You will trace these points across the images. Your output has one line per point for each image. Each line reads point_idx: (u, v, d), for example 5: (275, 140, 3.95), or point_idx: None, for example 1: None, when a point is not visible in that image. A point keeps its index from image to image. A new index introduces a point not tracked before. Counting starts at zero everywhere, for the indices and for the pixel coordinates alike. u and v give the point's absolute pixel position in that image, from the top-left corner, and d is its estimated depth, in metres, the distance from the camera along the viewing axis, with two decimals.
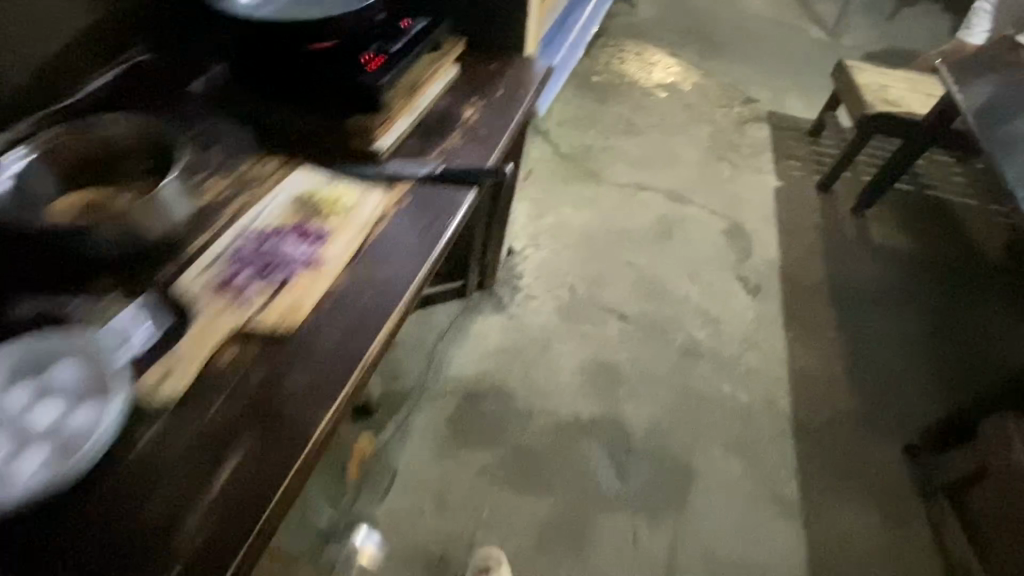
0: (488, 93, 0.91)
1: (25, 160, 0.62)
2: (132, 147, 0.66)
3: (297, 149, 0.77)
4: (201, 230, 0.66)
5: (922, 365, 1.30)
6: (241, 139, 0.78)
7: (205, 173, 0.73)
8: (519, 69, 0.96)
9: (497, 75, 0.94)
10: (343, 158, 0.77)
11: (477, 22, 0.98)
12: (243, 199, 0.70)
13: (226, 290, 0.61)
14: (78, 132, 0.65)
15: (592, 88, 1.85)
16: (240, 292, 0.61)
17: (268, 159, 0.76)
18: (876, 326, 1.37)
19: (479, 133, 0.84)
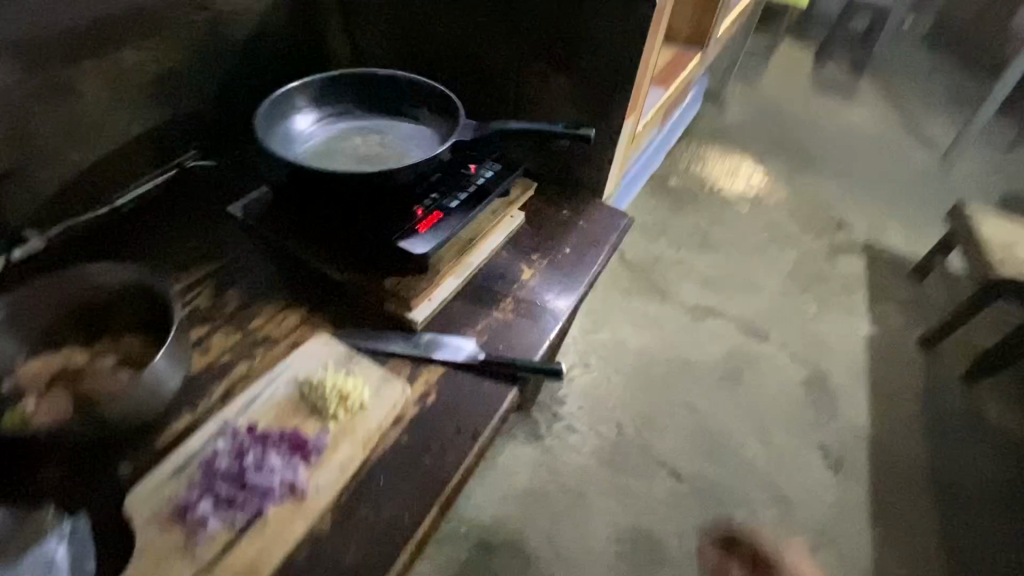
0: (554, 248, 0.79)
1: None
2: (123, 301, 0.56)
3: (320, 304, 0.66)
4: (184, 407, 0.55)
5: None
6: (265, 276, 0.69)
7: (212, 320, 0.63)
8: (591, 219, 0.84)
9: (568, 225, 0.82)
10: (369, 322, 0.65)
11: (552, 160, 0.88)
12: (244, 367, 0.60)
13: (177, 525, 0.47)
14: (62, 283, 0.55)
15: (668, 188, 1.60)
16: (195, 527, 0.47)
17: (286, 315, 0.65)
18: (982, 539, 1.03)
19: (536, 304, 0.71)
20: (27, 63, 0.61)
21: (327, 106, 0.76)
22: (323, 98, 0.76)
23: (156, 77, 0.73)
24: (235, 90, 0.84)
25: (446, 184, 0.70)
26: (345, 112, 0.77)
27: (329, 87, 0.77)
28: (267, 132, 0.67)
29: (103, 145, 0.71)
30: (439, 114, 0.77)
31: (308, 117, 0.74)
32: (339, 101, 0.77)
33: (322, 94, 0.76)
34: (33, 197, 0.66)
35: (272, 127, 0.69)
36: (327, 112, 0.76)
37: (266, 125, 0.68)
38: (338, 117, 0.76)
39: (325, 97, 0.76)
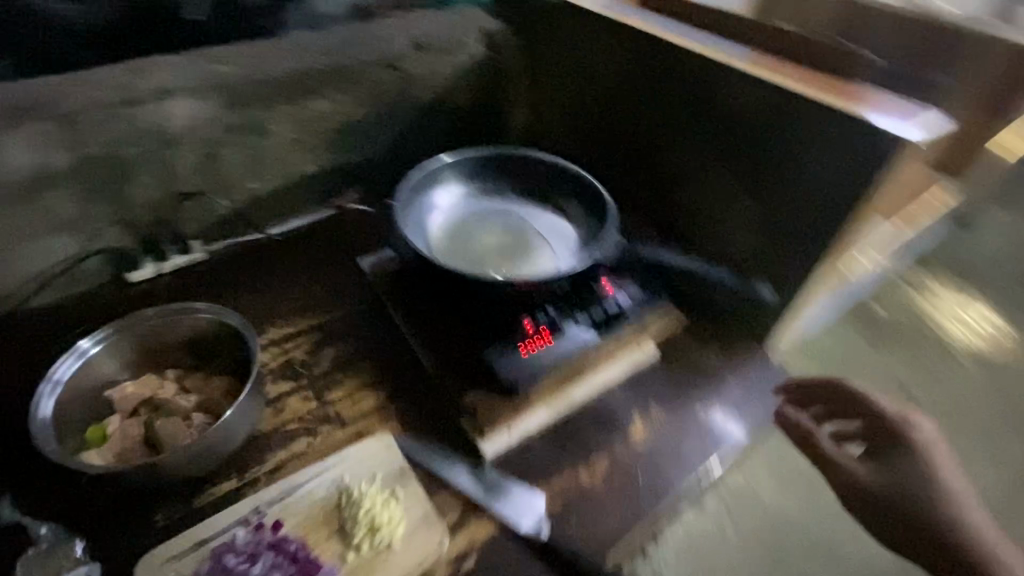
0: (684, 401, 0.64)
1: (93, 350, 0.53)
2: (224, 343, 0.57)
3: (401, 394, 0.61)
4: (235, 469, 0.54)
5: None
6: (365, 342, 0.66)
7: (299, 375, 0.62)
8: (742, 375, 0.68)
9: (708, 375, 0.67)
10: (441, 433, 0.58)
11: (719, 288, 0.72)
12: (304, 442, 0.57)
13: None
14: (174, 317, 0.56)
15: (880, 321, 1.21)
16: None
17: (364, 395, 0.61)
18: None
19: (639, 472, 0.58)
20: (233, 103, 0.67)
21: (474, 182, 0.71)
22: (472, 174, 0.71)
23: (339, 126, 0.77)
24: (406, 146, 0.86)
25: (572, 301, 0.61)
26: (491, 193, 0.72)
27: (482, 162, 0.71)
28: (407, 212, 0.64)
29: (276, 176, 0.76)
30: (589, 216, 0.68)
31: (452, 193, 0.70)
32: (488, 180, 0.72)
33: (473, 169, 0.71)
34: (205, 213, 0.73)
35: (414, 206, 0.65)
36: (473, 189, 0.71)
37: (408, 204, 0.64)
38: (483, 196, 0.71)
39: (475, 173, 0.71)
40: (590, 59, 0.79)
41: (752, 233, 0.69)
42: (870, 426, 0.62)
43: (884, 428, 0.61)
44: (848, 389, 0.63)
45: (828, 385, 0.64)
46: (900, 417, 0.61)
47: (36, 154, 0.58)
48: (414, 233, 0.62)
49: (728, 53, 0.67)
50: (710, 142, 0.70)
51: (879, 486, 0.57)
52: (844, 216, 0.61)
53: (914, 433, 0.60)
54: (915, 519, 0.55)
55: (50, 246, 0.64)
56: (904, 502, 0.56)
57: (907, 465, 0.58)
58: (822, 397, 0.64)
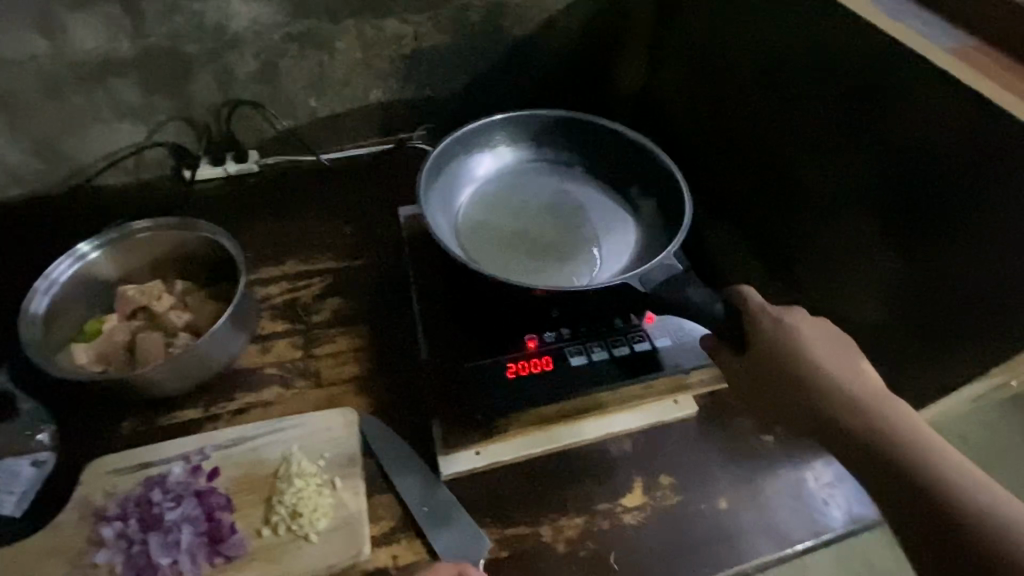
0: (709, 485, 0.51)
1: (81, 259, 0.54)
2: (232, 269, 0.57)
3: (386, 371, 0.55)
4: (203, 400, 0.53)
5: None
6: (373, 302, 0.60)
7: (297, 319, 0.58)
8: (806, 475, 0.52)
9: (756, 462, 0.52)
10: (409, 428, 0.52)
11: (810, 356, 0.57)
12: (275, 392, 0.53)
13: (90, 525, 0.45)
14: (179, 232, 0.56)
15: None
16: (94, 542, 0.44)
17: (350, 360, 0.56)
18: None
19: (622, 555, 0.47)
20: (298, 10, 0.62)
21: (529, 146, 0.62)
22: (529, 135, 0.61)
23: (411, 53, 0.69)
24: (487, 88, 0.75)
25: (590, 331, 0.54)
26: (547, 161, 0.62)
27: (542, 123, 0.61)
28: (439, 178, 0.57)
29: (339, 98, 0.70)
30: (658, 223, 0.56)
31: (500, 156, 0.61)
32: (547, 144, 0.62)
33: (529, 130, 0.61)
34: (264, 126, 0.70)
35: (451, 171, 0.58)
36: (526, 154, 0.62)
37: (443, 168, 0.58)
38: (537, 164, 0.61)
39: (532, 135, 0.61)
40: (732, 21, 0.61)
41: (889, 301, 0.51)
42: (784, 387, 0.42)
43: (803, 368, 0.42)
44: (767, 319, 0.44)
45: (762, 309, 0.44)
46: (827, 362, 0.42)
47: (102, 37, 0.58)
48: (434, 202, 0.55)
49: (935, 46, 0.45)
50: (865, 168, 0.50)
51: (809, 416, 0.41)
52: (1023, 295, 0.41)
53: (777, 322, 0.44)
54: (869, 462, 0.38)
55: (117, 130, 0.65)
56: (881, 456, 0.37)
57: (812, 402, 0.41)
58: (750, 336, 0.44)
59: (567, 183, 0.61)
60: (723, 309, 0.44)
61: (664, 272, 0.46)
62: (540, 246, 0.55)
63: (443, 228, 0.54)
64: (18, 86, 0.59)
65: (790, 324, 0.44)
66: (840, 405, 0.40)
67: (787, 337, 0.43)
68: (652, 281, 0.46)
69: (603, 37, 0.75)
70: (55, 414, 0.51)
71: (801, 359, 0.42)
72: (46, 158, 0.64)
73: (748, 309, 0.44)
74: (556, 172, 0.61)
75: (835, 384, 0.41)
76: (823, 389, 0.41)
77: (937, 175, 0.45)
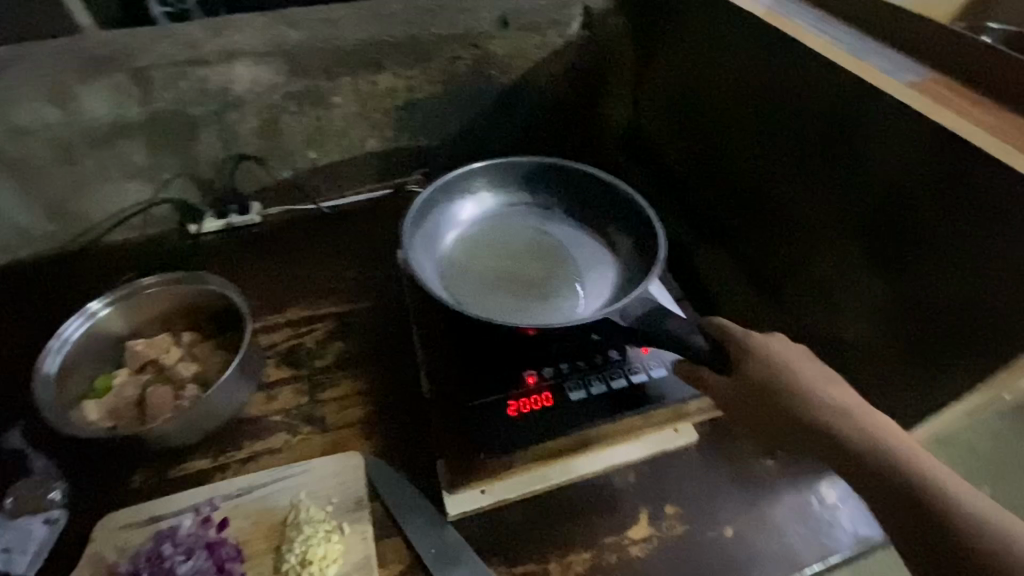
0: (715, 512, 0.51)
1: (93, 317, 0.57)
2: (236, 320, 0.59)
3: (391, 412, 0.56)
4: (211, 449, 0.53)
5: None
6: (375, 343, 0.62)
7: (302, 365, 0.60)
8: (810, 497, 0.52)
9: (759, 486, 0.53)
10: (415, 468, 0.53)
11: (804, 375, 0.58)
12: (281, 438, 0.54)
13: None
14: (186, 285, 0.59)
15: None
16: None
17: (354, 403, 0.57)
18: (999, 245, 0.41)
19: None
20: (295, 70, 0.65)
21: (510, 191, 0.65)
22: (510, 181, 0.65)
23: (405, 104, 0.72)
24: (478, 132, 0.78)
25: (587, 365, 0.55)
26: (528, 204, 0.65)
27: (521, 168, 0.65)
28: (425, 223, 0.60)
29: (337, 148, 0.73)
30: (641, 257, 0.58)
31: (484, 200, 0.64)
32: (527, 188, 0.65)
33: (510, 175, 0.65)
34: (265, 177, 0.73)
35: (437, 216, 0.61)
36: (508, 198, 0.65)
37: (429, 213, 0.61)
38: (519, 206, 0.65)
39: (513, 180, 0.65)
40: (713, 59, 0.64)
41: (875, 322, 0.52)
42: (770, 409, 0.44)
43: (786, 388, 0.43)
44: (749, 342, 0.45)
45: (743, 334, 0.46)
46: (810, 381, 0.43)
47: (110, 104, 0.61)
48: (419, 245, 0.58)
49: (894, 79, 0.48)
50: (841, 195, 0.53)
51: (798, 434, 0.43)
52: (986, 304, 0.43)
53: (760, 345, 0.45)
54: (859, 475, 0.39)
55: (125, 189, 0.68)
56: (871, 466, 0.38)
57: (800, 419, 0.42)
58: (736, 360, 0.45)
59: (548, 223, 0.64)
60: (701, 340, 0.46)
61: (642, 304, 0.49)
62: (526, 283, 0.57)
63: (429, 269, 0.56)
64: (31, 155, 0.61)
65: (771, 347, 0.45)
66: (826, 421, 0.41)
67: (768, 358, 0.44)
68: (632, 314, 0.49)
69: (587, 79, 0.79)
70: (67, 471, 0.52)
71: (786, 379, 0.43)
72: (57, 218, 0.66)
73: (729, 335, 0.46)
74: (537, 213, 0.65)
75: (820, 402, 0.42)
76: (807, 407, 0.42)
77: (910, 199, 0.47)
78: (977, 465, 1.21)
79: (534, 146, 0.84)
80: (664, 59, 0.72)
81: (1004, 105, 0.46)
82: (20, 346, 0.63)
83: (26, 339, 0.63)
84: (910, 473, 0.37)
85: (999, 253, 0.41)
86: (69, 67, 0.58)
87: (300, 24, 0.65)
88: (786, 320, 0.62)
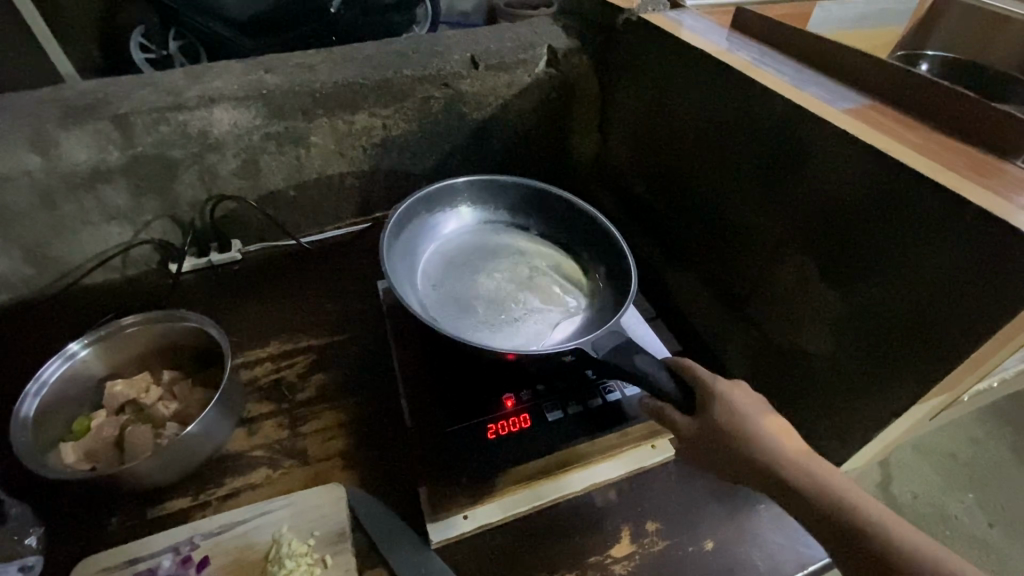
0: (693, 525, 0.52)
1: (71, 357, 0.56)
2: (217, 356, 0.59)
3: (372, 441, 0.57)
4: (192, 487, 0.53)
5: (976, 225, 0.41)
6: (355, 373, 0.63)
7: (283, 398, 0.60)
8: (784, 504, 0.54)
9: (734, 496, 0.54)
10: (398, 496, 0.53)
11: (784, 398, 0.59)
12: (263, 473, 0.54)
13: None
14: (165, 323, 0.59)
15: None
16: None
17: (335, 435, 0.57)
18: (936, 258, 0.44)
19: None
20: (274, 113, 0.66)
21: (485, 209, 0.68)
22: (485, 200, 0.68)
23: (381, 141, 0.75)
24: (453, 165, 0.82)
25: (564, 386, 0.56)
26: (502, 222, 0.68)
27: (496, 189, 0.68)
28: (402, 236, 0.61)
29: (315, 185, 0.75)
30: (609, 280, 0.61)
31: (459, 218, 0.67)
32: (501, 208, 0.68)
33: (485, 195, 0.68)
34: (245, 216, 0.75)
35: (413, 231, 0.63)
36: (483, 216, 0.68)
37: (407, 225, 0.62)
38: (493, 224, 0.68)
39: (488, 201, 0.68)
40: (675, 91, 0.68)
41: (832, 330, 0.55)
42: (729, 450, 0.45)
43: (743, 430, 0.45)
44: (711, 385, 0.47)
45: (706, 376, 0.48)
46: (762, 423, 0.45)
47: (93, 149, 0.61)
48: (399, 252, 0.60)
49: (832, 105, 0.53)
50: (791, 209, 0.56)
51: (753, 471, 0.44)
52: (924, 309, 0.46)
53: (720, 387, 0.47)
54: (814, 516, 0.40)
55: (105, 232, 0.69)
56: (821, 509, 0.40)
57: (757, 461, 0.43)
58: (700, 401, 0.47)
59: (521, 240, 0.67)
60: (670, 383, 0.47)
61: (613, 339, 0.49)
62: (499, 298, 0.59)
63: (405, 277, 0.58)
64: (11, 202, 0.61)
65: (729, 390, 0.47)
66: (781, 462, 0.42)
67: (727, 400, 0.46)
68: (604, 348, 0.49)
69: (555, 113, 0.83)
70: (42, 516, 0.51)
71: (742, 423, 0.45)
72: (35, 263, 0.67)
73: (694, 377, 0.48)
74: (511, 231, 0.68)
75: (772, 445, 0.44)
76: (763, 450, 0.43)
77: (853, 214, 0.51)
78: (958, 471, 1.23)
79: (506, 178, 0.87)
80: (628, 96, 0.77)
81: (930, 130, 0.51)
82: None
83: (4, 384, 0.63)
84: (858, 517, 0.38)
85: (929, 260, 0.45)
86: (49, 116, 0.60)
87: (279, 69, 0.68)
88: (751, 334, 0.65)
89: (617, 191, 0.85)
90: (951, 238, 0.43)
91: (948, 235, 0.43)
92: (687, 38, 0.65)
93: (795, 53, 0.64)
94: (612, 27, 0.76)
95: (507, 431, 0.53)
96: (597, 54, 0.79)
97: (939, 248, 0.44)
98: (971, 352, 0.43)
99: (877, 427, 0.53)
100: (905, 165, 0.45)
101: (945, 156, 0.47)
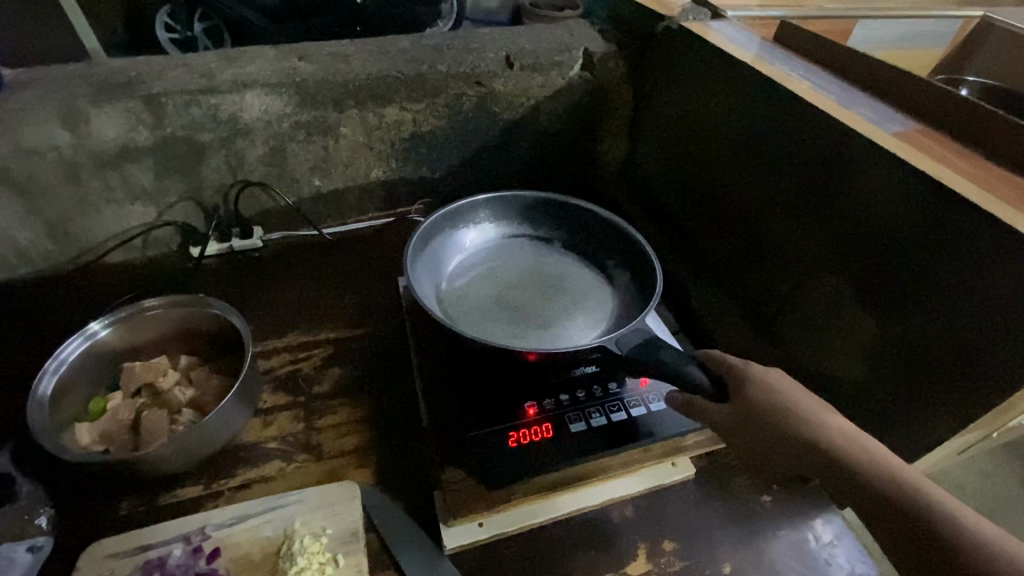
0: (711, 548, 0.51)
1: (88, 338, 0.56)
2: (235, 345, 0.59)
3: (387, 439, 0.56)
4: (204, 477, 0.53)
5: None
6: (372, 368, 0.62)
7: (297, 390, 0.59)
8: (802, 532, 0.52)
9: (752, 521, 0.53)
10: (411, 499, 0.53)
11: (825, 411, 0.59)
12: (276, 466, 0.53)
13: None
14: (188, 306, 0.58)
15: None
16: None
17: (350, 432, 0.57)
18: (996, 278, 0.42)
19: None
20: (305, 101, 0.65)
21: (508, 224, 0.67)
22: (508, 213, 0.67)
23: (410, 136, 0.74)
24: (479, 164, 0.81)
25: (587, 398, 0.55)
26: (525, 235, 0.67)
27: (520, 201, 0.67)
28: (425, 250, 0.60)
29: (340, 176, 0.75)
30: (637, 291, 0.60)
31: (483, 230, 0.66)
32: (524, 220, 0.67)
33: (508, 207, 0.67)
34: (268, 203, 0.74)
35: (436, 245, 0.62)
36: (505, 230, 0.67)
37: (431, 239, 0.61)
38: (516, 238, 0.67)
39: (510, 212, 0.67)
40: (712, 98, 0.67)
41: (867, 359, 0.53)
42: (766, 436, 0.43)
43: (793, 414, 0.43)
44: (744, 371, 0.45)
45: (737, 364, 0.46)
46: (800, 404, 0.43)
47: (123, 128, 0.61)
48: (422, 266, 0.59)
49: (883, 129, 0.51)
50: (828, 231, 0.55)
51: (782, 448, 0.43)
52: (969, 343, 0.44)
53: (756, 372, 0.45)
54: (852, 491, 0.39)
55: (128, 212, 0.68)
56: (900, 508, 0.37)
57: (796, 437, 0.42)
58: (733, 386, 0.45)
59: (543, 255, 0.65)
60: (701, 375, 0.46)
61: (639, 336, 0.48)
62: (523, 312, 0.58)
63: (428, 290, 0.57)
64: (38, 175, 0.60)
65: (765, 373, 0.45)
66: (811, 433, 0.42)
67: (765, 384, 0.44)
68: (629, 344, 0.48)
69: (585, 118, 0.82)
70: (53, 498, 0.51)
71: (783, 400, 0.43)
72: (56, 239, 0.66)
73: (725, 365, 0.47)
74: (533, 245, 0.66)
75: (805, 411, 0.43)
76: (832, 440, 0.41)
77: (896, 242, 0.49)
78: (968, 503, 1.21)
79: (531, 182, 0.87)
80: (662, 105, 0.76)
81: (980, 157, 0.50)
82: (13, 369, 0.62)
83: (20, 360, 0.63)
84: (944, 519, 0.36)
85: (979, 289, 0.43)
86: (82, 93, 0.59)
87: (312, 57, 0.67)
88: (777, 354, 0.64)
89: (644, 201, 0.84)
90: (1002, 266, 0.41)
91: (1000, 267, 0.41)
92: (725, 48, 0.64)
93: (839, 71, 0.63)
94: (650, 35, 0.75)
95: (526, 440, 0.52)
96: (632, 60, 0.78)
97: (992, 283, 0.42)
98: (1015, 388, 0.41)
99: (909, 456, 0.52)
100: (957, 193, 0.44)
101: (997, 186, 0.45)
